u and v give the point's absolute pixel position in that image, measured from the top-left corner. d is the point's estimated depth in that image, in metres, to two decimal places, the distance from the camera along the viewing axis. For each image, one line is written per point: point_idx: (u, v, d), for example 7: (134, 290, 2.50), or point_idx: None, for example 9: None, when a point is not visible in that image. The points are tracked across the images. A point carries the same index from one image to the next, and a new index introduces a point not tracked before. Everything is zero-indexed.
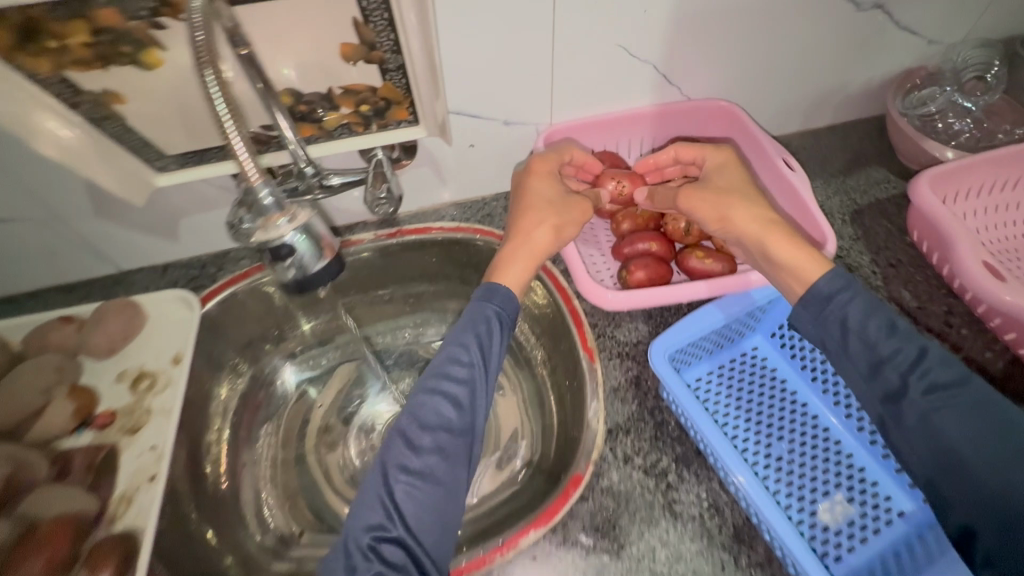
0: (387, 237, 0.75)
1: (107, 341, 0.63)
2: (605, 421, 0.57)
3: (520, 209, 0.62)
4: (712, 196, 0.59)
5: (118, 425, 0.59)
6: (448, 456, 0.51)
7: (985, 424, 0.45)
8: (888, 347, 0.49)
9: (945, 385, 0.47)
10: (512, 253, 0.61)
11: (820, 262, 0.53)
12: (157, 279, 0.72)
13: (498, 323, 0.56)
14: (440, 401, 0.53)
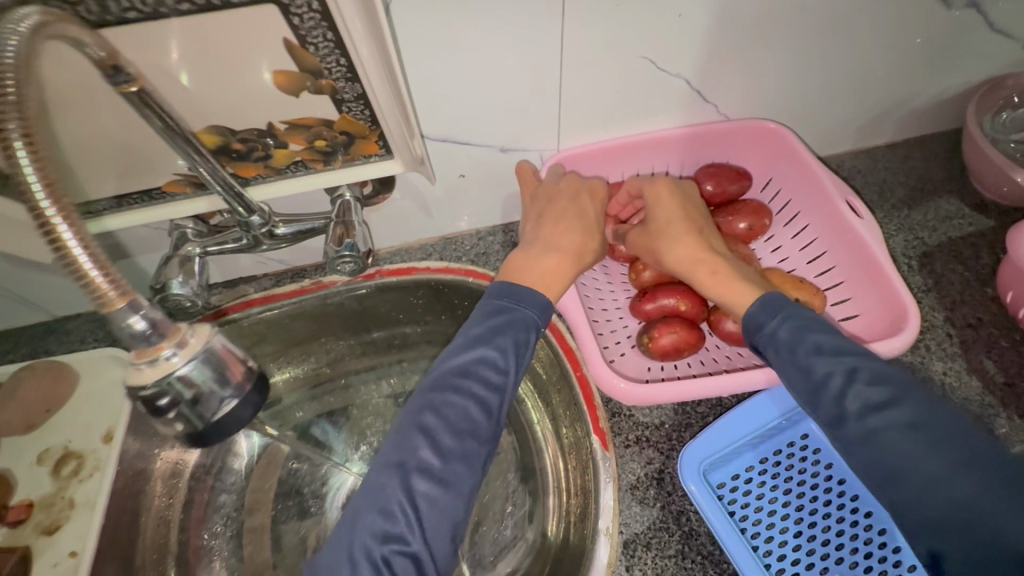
0: (363, 279, 0.63)
1: (24, 416, 0.53)
2: (620, 531, 0.47)
3: (557, 219, 0.54)
4: (645, 239, 0.54)
5: (35, 522, 0.50)
6: (476, 465, 0.43)
7: (936, 442, 0.37)
8: (821, 371, 0.41)
9: (887, 401, 0.39)
10: (558, 268, 0.51)
11: (750, 292, 0.47)
12: (95, 328, 0.61)
13: (537, 332, 0.48)
14: (471, 401, 0.44)
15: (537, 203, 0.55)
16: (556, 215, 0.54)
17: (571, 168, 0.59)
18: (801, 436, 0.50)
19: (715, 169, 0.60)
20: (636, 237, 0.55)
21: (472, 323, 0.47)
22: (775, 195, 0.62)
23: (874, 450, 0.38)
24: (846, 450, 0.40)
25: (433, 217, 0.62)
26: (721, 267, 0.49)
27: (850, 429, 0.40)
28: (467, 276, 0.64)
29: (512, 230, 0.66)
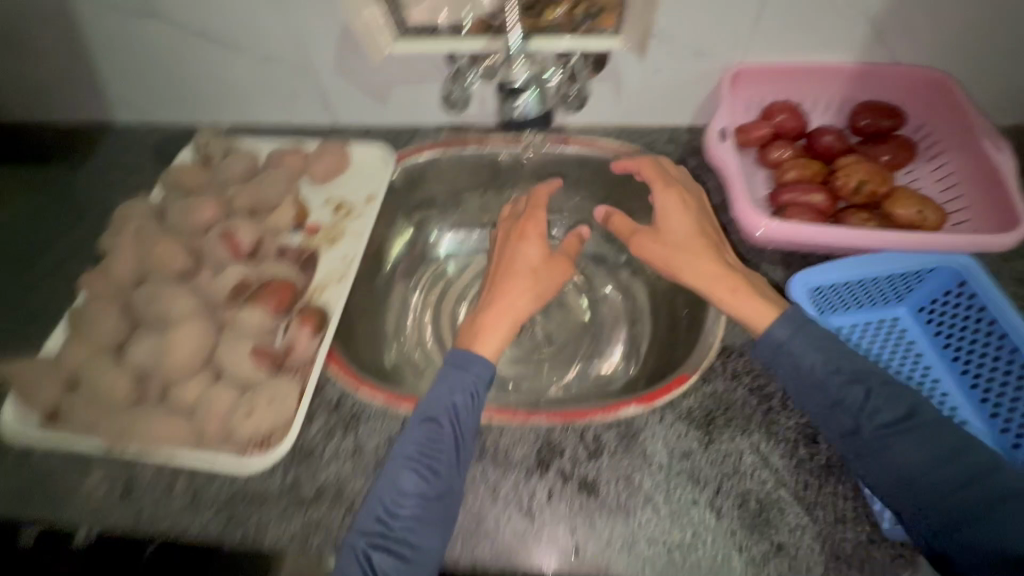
0: (556, 143, 0.81)
1: (323, 172, 0.78)
2: (722, 340, 0.61)
3: (508, 267, 0.64)
4: (662, 249, 0.62)
5: (322, 235, 0.74)
6: (429, 523, 0.49)
7: (940, 458, 0.47)
8: (841, 392, 0.50)
9: (895, 421, 0.49)
10: (522, 306, 0.61)
11: (768, 310, 0.56)
12: (361, 136, 0.86)
13: (477, 396, 0.55)
14: (413, 476, 0.50)
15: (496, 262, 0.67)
16: (506, 266, 0.64)
17: (748, 80, 0.71)
18: (892, 317, 0.61)
19: (875, 104, 0.69)
20: (649, 245, 0.63)
21: (427, 401, 0.55)
22: (923, 139, 0.70)
23: (883, 460, 0.48)
24: (857, 460, 0.50)
25: (622, 103, 0.78)
26: (740, 287, 0.57)
27: (865, 441, 0.49)
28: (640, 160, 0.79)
29: (677, 132, 0.80)
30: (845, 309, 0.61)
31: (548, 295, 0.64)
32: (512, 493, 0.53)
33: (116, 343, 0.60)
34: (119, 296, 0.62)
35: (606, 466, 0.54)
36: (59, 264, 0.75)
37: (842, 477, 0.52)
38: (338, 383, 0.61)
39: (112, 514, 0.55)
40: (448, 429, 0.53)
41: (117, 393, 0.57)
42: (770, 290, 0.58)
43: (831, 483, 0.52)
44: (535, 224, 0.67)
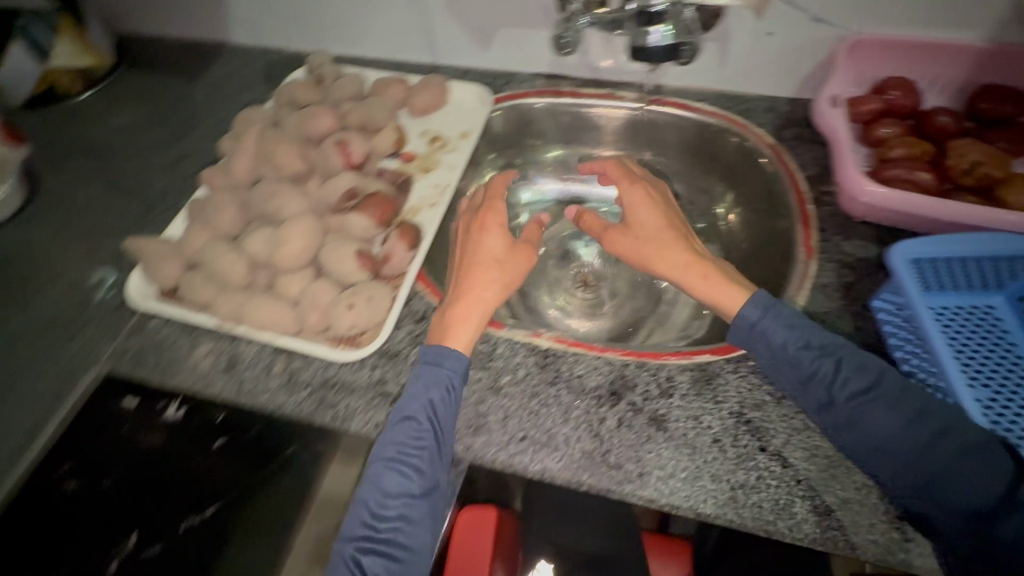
0: (650, 102, 0.81)
1: (422, 105, 0.81)
2: (804, 306, 0.62)
3: (468, 265, 0.61)
4: (635, 242, 0.62)
5: (417, 164, 0.77)
6: (417, 521, 0.51)
7: (910, 420, 0.48)
8: (812, 366, 0.51)
9: (864, 389, 0.50)
10: (488, 299, 0.59)
11: (738, 293, 0.57)
12: (458, 77, 0.88)
13: (450, 390, 0.55)
14: (397, 476, 0.52)
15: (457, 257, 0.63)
16: (467, 263, 0.61)
17: (863, 53, 0.70)
18: (994, 306, 0.57)
19: (998, 87, 0.66)
20: (621, 238, 0.63)
21: (404, 399, 0.55)
22: None
23: (857, 428, 0.49)
24: (835, 432, 0.50)
25: (724, 67, 0.78)
26: (711, 273, 0.58)
27: (841, 409, 0.50)
28: (742, 132, 0.77)
29: (777, 102, 0.79)
30: (948, 289, 0.57)
31: (515, 285, 0.61)
32: (583, 416, 0.56)
33: (231, 234, 0.65)
34: (236, 192, 0.67)
35: (677, 405, 0.56)
36: (175, 165, 0.81)
37: None
38: (425, 298, 0.65)
39: (217, 383, 0.61)
40: (429, 428, 0.53)
41: (232, 278, 0.61)
42: (736, 274, 0.60)
43: None
44: (493, 216, 0.64)
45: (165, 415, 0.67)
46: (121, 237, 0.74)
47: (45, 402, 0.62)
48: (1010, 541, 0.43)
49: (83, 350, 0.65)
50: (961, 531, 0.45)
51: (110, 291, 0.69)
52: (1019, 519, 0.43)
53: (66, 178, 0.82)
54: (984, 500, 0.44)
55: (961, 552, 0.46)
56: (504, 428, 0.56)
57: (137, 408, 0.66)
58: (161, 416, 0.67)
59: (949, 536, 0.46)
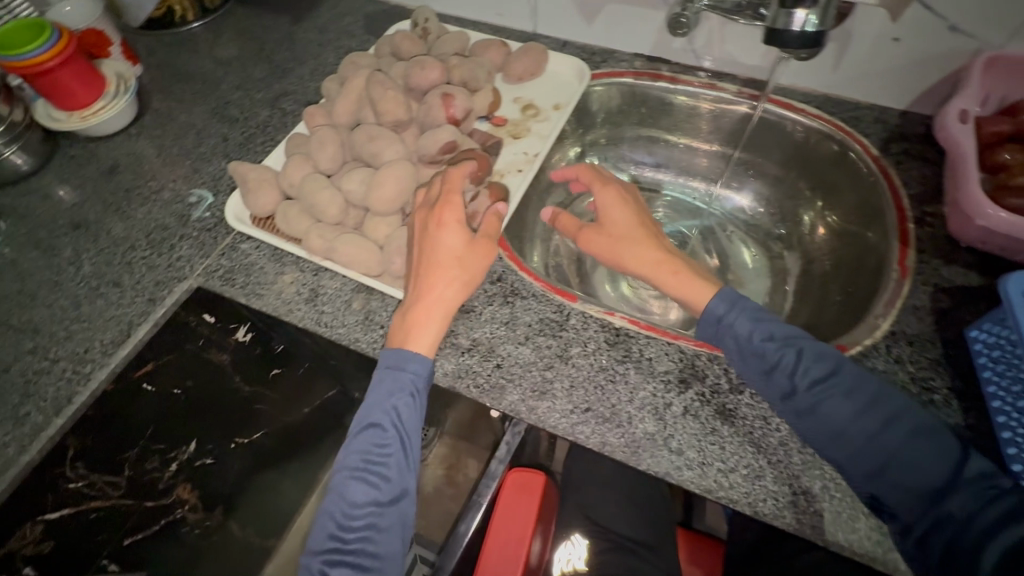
0: (750, 97, 0.79)
1: (518, 72, 0.81)
2: (891, 325, 0.60)
3: (430, 267, 0.57)
4: (608, 241, 0.60)
5: (507, 129, 0.78)
6: (386, 528, 0.53)
7: (865, 407, 0.49)
8: (775, 356, 0.52)
9: (824, 377, 0.50)
10: (452, 296, 0.57)
11: (706, 290, 0.56)
12: (557, 48, 0.87)
13: (414, 394, 0.55)
14: (361, 485, 0.53)
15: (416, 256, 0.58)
16: (427, 264, 0.57)
17: (1000, 72, 0.66)
18: None
19: None
20: (594, 237, 0.61)
21: (368, 408, 0.56)
22: None
23: (818, 416, 0.50)
24: (797, 419, 0.51)
25: (837, 70, 0.75)
26: (682, 269, 0.57)
27: (803, 400, 0.50)
28: (836, 132, 0.74)
29: (888, 113, 0.75)
30: None
31: (476, 281, 0.58)
32: (649, 398, 0.56)
33: (327, 171, 0.68)
34: (337, 132, 0.69)
35: (746, 403, 0.55)
36: (275, 101, 0.84)
37: None
38: (503, 260, 0.66)
39: (298, 310, 0.64)
40: (393, 434, 0.55)
41: (326, 213, 0.63)
42: (707, 271, 0.59)
43: None
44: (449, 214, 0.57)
45: (235, 338, 0.72)
46: (220, 161, 0.78)
47: (142, 303, 0.66)
48: (960, 516, 0.46)
49: (179, 261, 0.69)
50: (915, 510, 0.47)
51: (207, 211, 0.73)
52: (964, 493, 0.46)
53: (173, 99, 0.86)
54: (934, 478, 0.47)
55: (915, 530, 0.47)
56: (568, 398, 0.57)
57: (214, 322, 0.70)
58: (232, 338, 0.71)
59: (904, 515, 0.48)
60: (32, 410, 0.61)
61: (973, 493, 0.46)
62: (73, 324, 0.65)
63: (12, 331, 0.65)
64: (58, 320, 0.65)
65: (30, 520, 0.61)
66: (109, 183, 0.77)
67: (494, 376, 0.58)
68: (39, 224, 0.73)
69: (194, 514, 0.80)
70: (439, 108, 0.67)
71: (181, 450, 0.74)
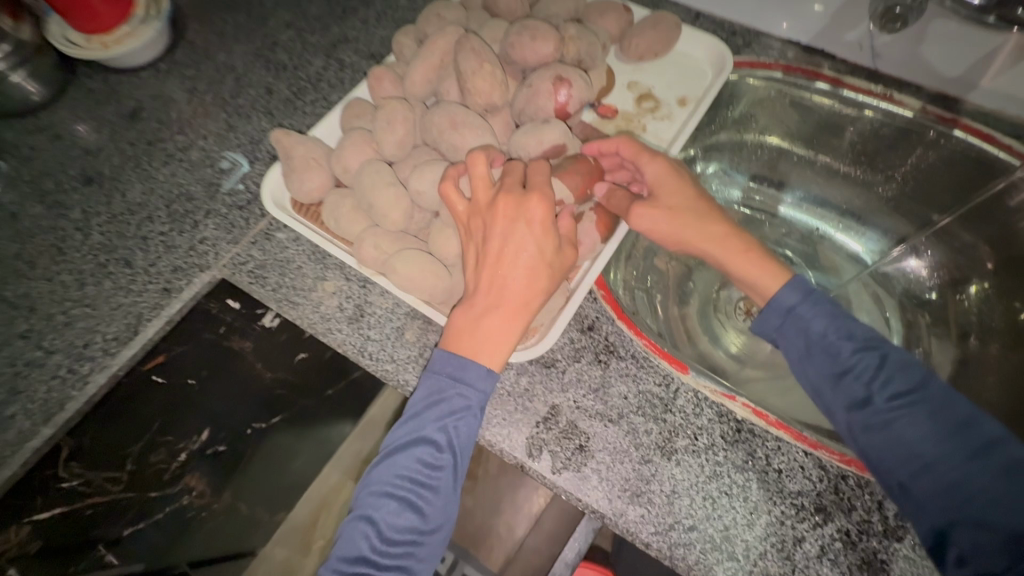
0: (941, 120, 0.60)
1: (640, 49, 0.63)
2: None
3: (501, 271, 0.42)
4: (665, 218, 0.49)
5: (616, 124, 0.62)
6: (421, 561, 0.43)
7: (951, 429, 0.40)
8: (852, 359, 0.44)
9: (908, 390, 0.42)
10: (528, 298, 0.43)
11: (779, 274, 0.48)
12: (687, 22, 0.69)
13: (478, 410, 0.44)
14: (400, 507, 0.42)
15: (478, 244, 0.44)
16: (495, 265, 0.43)
17: None
18: None
19: None
20: (645, 214, 0.49)
21: (416, 416, 0.44)
22: None
23: (891, 432, 0.41)
24: (865, 432, 0.42)
25: None
26: (754, 248, 0.48)
27: (875, 410, 0.42)
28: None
29: None
30: None
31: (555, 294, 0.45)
32: (773, 527, 0.43)
33: (390, 158, 0.54)
34: (408, 108, 0.54)
35: (902, 555, 0.42)
36: (332, 49, 0.69)
37: None
38: (598, 303, 0.52)
39: (338, 332, 0.52)
40: (448, 455, 0.44)
41: (387, 218, 0.50)
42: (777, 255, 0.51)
43: None
44: (529, 210, 0.42)
45: (262, 322, 0.64)
46: (261, 119, 0.64)
47: (155, 293, 0.55)
48: None
49: (202, 245, 0.57)
50: (1003, 561, 0.37)
51: (241, 182, 0.60)
52: None
53: (212, 30, 0.71)
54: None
55: None
56: (667, 508, 0.44)
57: (240, 309, 0.62)
58: (258, 324, 0.64)
59: (984, 565, 0.37)
60: (18, 413, 0.51)
61: None
62: (74, 308, 0.54)
63: (5, 305, 0.54)
64: (57, 300, 0.55)
65: (16, 521, 0.55)
66: (129, 130, 0.64)
67: (575, 461, 0.46)
68: (43, 171, 0.61)
69: (201, 499, 0.71)
70: (548, 94, 0.51)
71: (190, 440, 0.66)
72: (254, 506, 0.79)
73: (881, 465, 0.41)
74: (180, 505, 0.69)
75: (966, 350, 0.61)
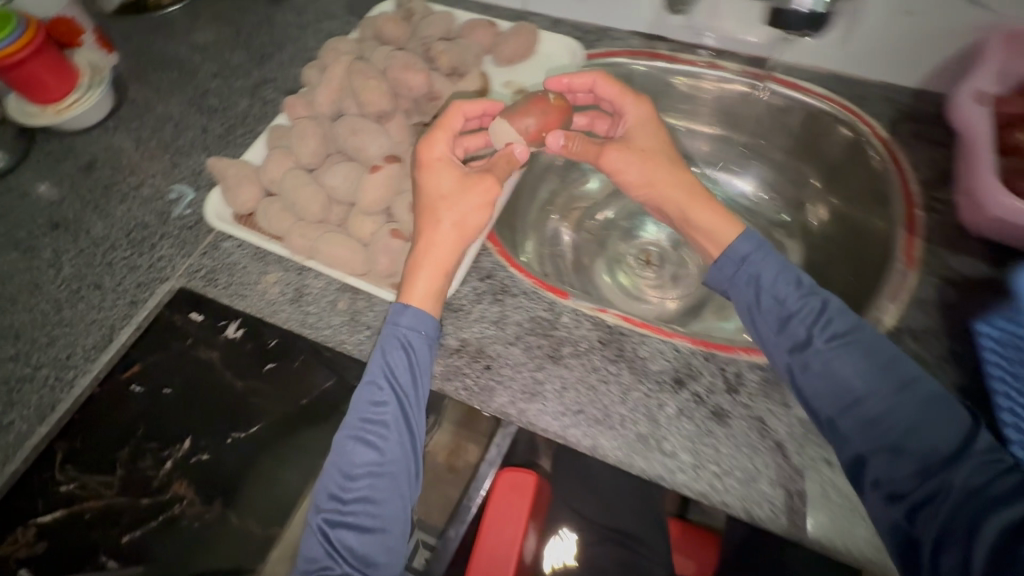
0: (753, 76, 0.75)
1: (509, 54, 0.77)
2: (895, 319, 0.57)
3: (422, 212, 0.55)
4: (638, 157, 0.60)
5: None
6: (388, 488, 0.51)
7: (875, 366, 0.48)
8: (796, 306, 0.51)
9: (845, 334, 0.50)
10: (441, 235, 0.55)
11: (734, 225, 0.56)
12: (549, 27, 0.83)
13: (413, 352, 0.53)
14: (358, 445, 0.52)
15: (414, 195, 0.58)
16: (424, 208, 0.56)
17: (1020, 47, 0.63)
18: None
19: None
20: (618, 151, 0.60)
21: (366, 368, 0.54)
22: None
23: (827, 371, 0.49)
24: (805, 371, 0.50)
25: (845, 46, 0.71)
26: (711, 203, 0.58)
27: (816, 350, 0.49)
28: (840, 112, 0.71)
29: (897, 92, 0.72)
30: None
31: (472, 230, 0.55)
32: (641, 399, 0.55)
33: (308, 166, 0.65)
34: (318, 125, 0.66)
35: (742, 403, 0.54)
36: (255, 89, 0.81)
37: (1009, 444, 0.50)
38: (493, 256, 0.64)
39: (283, 312, 0.63)
40: (389, 394, 0.53)
41: (308, 211, 0.61)
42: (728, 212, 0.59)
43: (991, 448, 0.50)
44: (434, 151, 0.56)
45: (225, 335, 0.66)
46: (200, 155, 0.75)
47: (123, 306, 0.65)
48: (959, 487, 0.44)
49: (160, 262, 0.67)
50: (910, 483, 0.45)
51: (188, 208, 0.70)
52: (971, 467, 0.44)
53: (150, 88, 0.83)
54: (941, 445, 0.45)
55: (908, 499, 0.45)
56: (558, 400, 0.55)
57: (203, 321, 0.66)
58: (221, 335, 0.66)
59: (895, 487, 0.46)
60: (15, 419, 0.61)
61: (978, 467, 0.44)
62: (55, 330, 0.64)
63: None
64: (38, 325, 0.64)
65: (23, 524, 0.63)
66: (87, 179, 0.74)
67: (482, 377, 0.57)
68: (14, 224, 0.71)
69: (193, 508, 0.68)
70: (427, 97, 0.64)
71: (176, 447, 0.67)
72: (245, 518, 0.72)
73: (818, 404, 0.49)
74: (171, 516, 0.67)
75: (808, 258, 0.76)
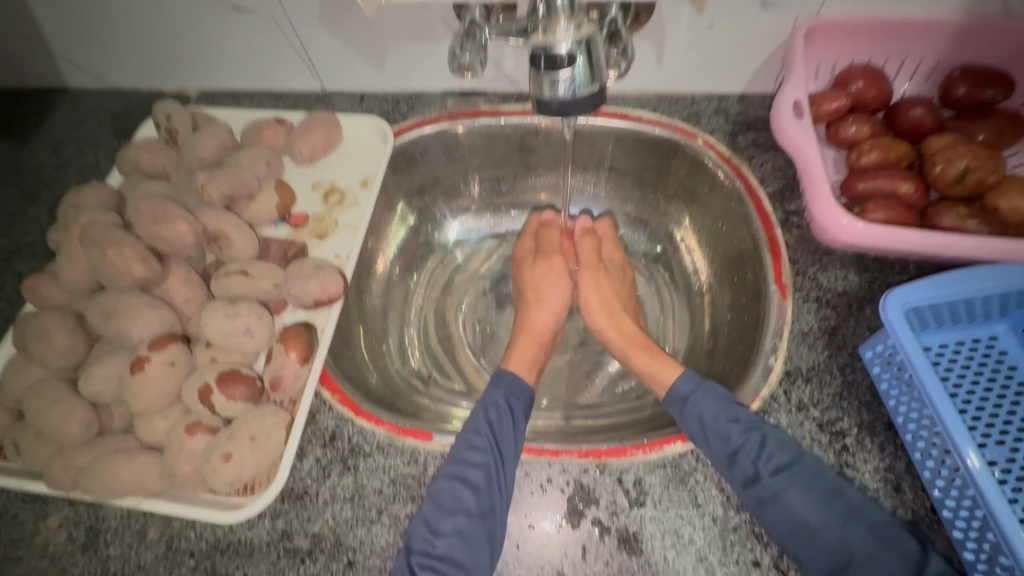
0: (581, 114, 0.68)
1: (309, 150, 0.65)
2: (785, 362, 0.52)
3: (523, 291, 0.67)
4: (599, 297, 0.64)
5: (310, 228, 0.63)
6: (474, 543, 0.44)
7: (827, 498, 0.43)
8: (739, 438, 0.46)
9: (788, 463, 0.45)
10: (542, 309, 0.64)
11: (673, 371, 0.55)
12: (353, 105, 0.73)
13: (509, 407, 0.52)
14: (455, 488, 0.46)
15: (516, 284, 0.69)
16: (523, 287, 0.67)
17: (824, 38, 0.59)
18: (989, 337, 0.51)
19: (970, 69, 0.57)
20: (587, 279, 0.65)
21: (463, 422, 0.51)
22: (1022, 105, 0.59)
23: (781, 508, 0.43)
24: (759, 509, 0.44)
25: (662, 68, 0.66)
26: (653, 349, 0.58)
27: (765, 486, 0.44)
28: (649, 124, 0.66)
29: (727, 101, 0.67)
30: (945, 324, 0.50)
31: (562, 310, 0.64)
32: (541, 545, 0.45)
33: (65, 367, 0.51)
34: (65, 310, 0.52)
35: (650, 518, 0.46)
36: (8, 263, 0.65)
37: (913, 494, 0.46)
38: (334, 410, 0.52)
39: (75, 565, 0.48)
40: (489, 443, 0.48)
41: (67, 433, 0.47)
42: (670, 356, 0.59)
43: (906, 482, 0.46)
44: (525, 247, 0.70)
45: None
46: None
47: None
48: None
49: None
50: None
51: None
52: None
53: None
54: None
55: None
56: None
57: None
58: None
59: None
60: None
61: None
62: None
63: None
64: None
65: None
66: None
67: None
68: None
69: None
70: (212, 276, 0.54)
71: None
72: None
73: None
74: None
75: (692, 292, 0.70)
